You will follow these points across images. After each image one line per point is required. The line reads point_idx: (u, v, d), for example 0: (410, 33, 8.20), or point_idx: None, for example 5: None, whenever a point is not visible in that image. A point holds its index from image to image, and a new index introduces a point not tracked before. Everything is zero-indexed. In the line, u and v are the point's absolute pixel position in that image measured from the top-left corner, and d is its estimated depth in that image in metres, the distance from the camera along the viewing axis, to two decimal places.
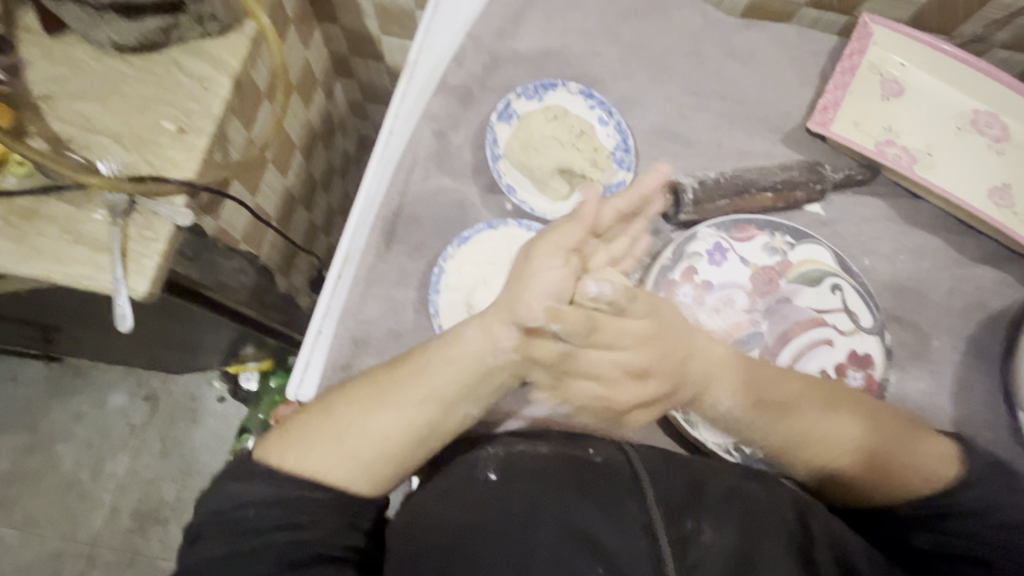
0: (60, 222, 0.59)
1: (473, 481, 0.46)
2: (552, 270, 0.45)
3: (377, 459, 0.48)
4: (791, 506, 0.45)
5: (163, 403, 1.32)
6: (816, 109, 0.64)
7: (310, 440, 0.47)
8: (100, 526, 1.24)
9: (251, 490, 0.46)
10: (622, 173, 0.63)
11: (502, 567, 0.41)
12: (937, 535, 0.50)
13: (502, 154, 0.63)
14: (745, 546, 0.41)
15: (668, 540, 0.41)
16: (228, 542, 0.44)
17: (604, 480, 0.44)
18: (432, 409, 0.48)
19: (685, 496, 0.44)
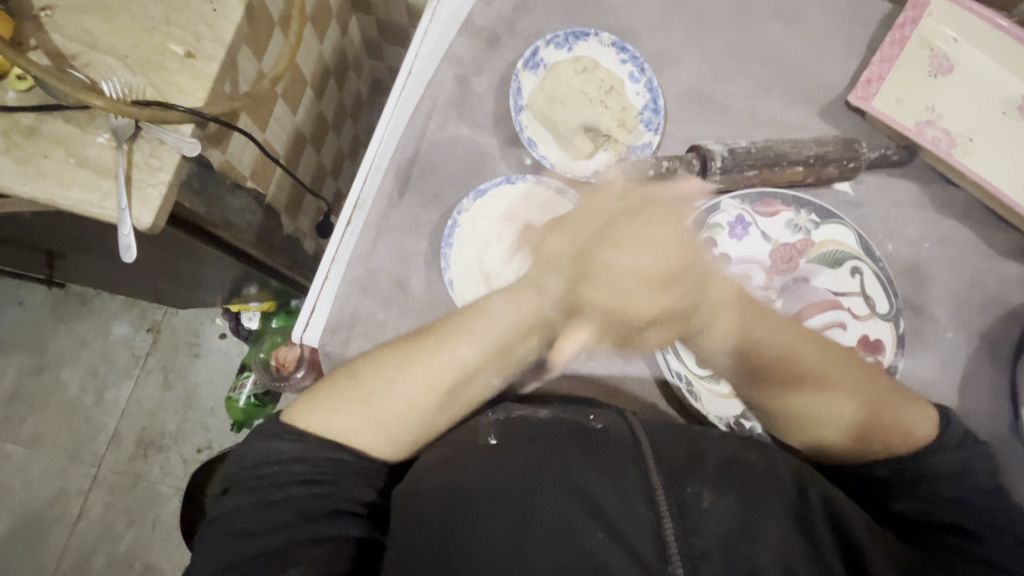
0: (63, 143, 0.57)
1: (475, 442, 0.45)
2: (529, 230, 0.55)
3: (399, 423, 0.48)
4: (792, 479, 0.42)
5: (166, 335, 1.33)
6: (859, 83, 0.61)
7: (337, 403, 0.48)
8: (104, 450, 1.27)
9: (276, 450, 0.46)
10: (648, 135, 0.60)
11: (506, 526, 0.40)
12: (923, 500, 0.45)
13: (524, 106, 0.60)
14: (743, 515, 0.40)
15: (667, 503, 0.40)
16: (251, 497, 0.44)
17: (606, 444, 0.44)
18: (453, 377, 0.49)
19: (684, 460, 0.43)
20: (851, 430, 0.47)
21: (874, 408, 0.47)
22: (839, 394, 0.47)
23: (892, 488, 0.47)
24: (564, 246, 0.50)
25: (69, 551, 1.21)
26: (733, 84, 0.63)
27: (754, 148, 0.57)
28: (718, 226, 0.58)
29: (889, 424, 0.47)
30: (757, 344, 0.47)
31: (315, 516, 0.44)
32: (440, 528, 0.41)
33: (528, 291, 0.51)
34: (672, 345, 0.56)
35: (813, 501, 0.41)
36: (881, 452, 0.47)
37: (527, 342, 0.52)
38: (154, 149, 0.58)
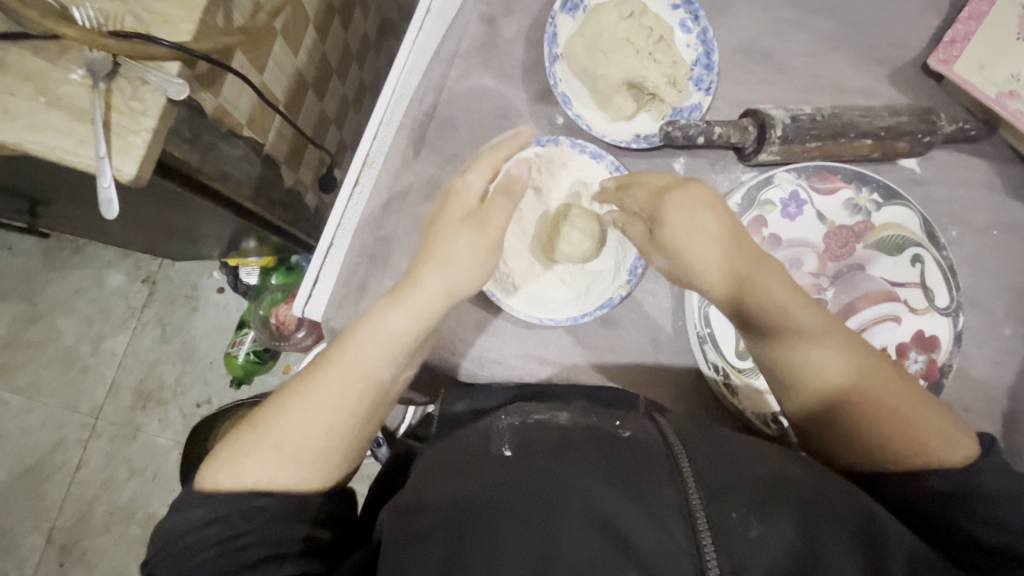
0: (31, 79, 0.50)
1: (489, 453, 0.41)
2: (465, 237, 0.46)
3: (321, 455, 0.43)
4: (843, 502, 0.37)
5: (162, 288, 1.29)
6: (941, 42, 0.54)
7: (242, 455, 0.42)
8: (101, 401, 1.24)
9: (189, 518, 0.40)
10: (698, 96, 0.53)
11: (523, 556, 0.35)
12: (994, 525, 0.37)
13: (560, 56, 0.53)
14: (797, 540, 0.34)
15: (709, 528, 0.35)
16: (174, 567, 0.38)
17: (637, 459, 0.39)
18: (365, 386, 0.44)
19: (724, 476, 0.37)
20: (850, 422, 0.42)
21: (880, 406, 0.42)
22: (832, 349, 0.43)
23: (949, 507, 0.38)
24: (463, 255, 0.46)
25: (69, 499, 1.20)
26: (797, 38, 0.55)
27: (821, 118, 0.50)
28: (770, 203, 0.52)
29: (906, 429, 0.41)
30: (762, 295, 0.44)
31: (240, 571, 0.38)
32: (447, 551, 0.36)
33: (422, 286, 0.45)
34: (711, 334, 0.51)
35: (876, 528, 0.36)
36: (903, 454, 0.41)
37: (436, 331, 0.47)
38: (136, 90, 0.51)
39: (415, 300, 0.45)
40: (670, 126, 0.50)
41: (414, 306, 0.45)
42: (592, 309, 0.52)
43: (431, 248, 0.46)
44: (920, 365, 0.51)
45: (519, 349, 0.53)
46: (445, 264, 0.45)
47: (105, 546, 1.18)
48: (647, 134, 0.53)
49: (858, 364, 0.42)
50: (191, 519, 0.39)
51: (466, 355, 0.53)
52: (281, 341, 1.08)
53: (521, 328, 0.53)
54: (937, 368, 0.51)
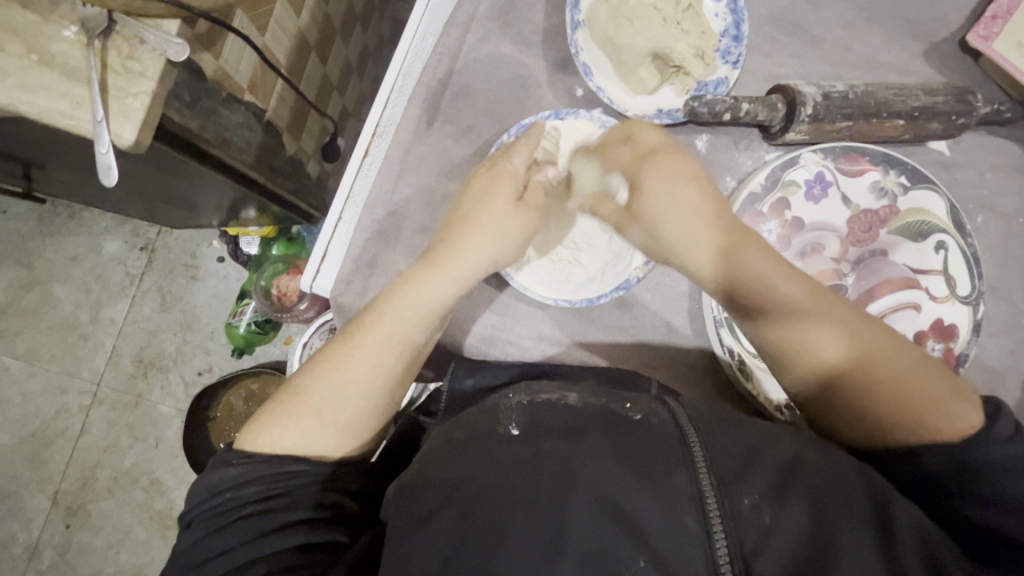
0: (20, 35, 0.47)
1: (494, 431, 0.40)
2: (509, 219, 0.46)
3: (358, 419, 0.44)
4: (864, 489, 0.35)
5: (160, 255, 1.27)
6: (983, 16, 0.51)
7: (279, 419, 0.43)
8: (102, 368, 1.24)
9: (223, 478, 0.42)
10: (724, 70, 0.51)
11: (531, 540, 0.34)
12: (998, 508, 0.35)
13: (582, 22, 0.51)
14: (812, 530, 0.33)
15: (721, 516, 0.34)
16: (210, 525, 0.40)
17: (646, 441, 0.37)
18: (391, 354, 0.44)
19: (740, 464, 0.36)
20: (846, 397, 0.41)
21: (883, 379, 0.40)
22: (830, 328, 0.41)
23: (954, 492, 0.37)
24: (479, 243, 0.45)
25: (72, 464, 1.21)
26: (829, 11, 0.53)
27: (854, 95, 0.48)
28: (793, 184, 0.51)
29: (910, 404, 0.39)
30: (752, 267, 0.43)
31: (269, 531, 0.39)
32: (455, 533, 0.35)
33: (450, 253, 0.44)
34: (728, 318, 0.49)
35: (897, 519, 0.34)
36: (906, 430, 0.39)
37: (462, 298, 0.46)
38: (132, 50, 0.48)
39: (454, 267, 0.44)
40: (696, 101, 0.47)
41: (453, 270, 0.44)
42: (609, 290, 0.51)
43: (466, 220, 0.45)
44: (937, 354, 0.50)
45: (531, 329, 0.52)
46: (484, 241, 0.45)
47: (109, 510, 1.19)
48: (670, 109, 0.51)
49: (856, 339, 0.41)
50: (225, 480, 0.41)
51: (477, 334, 0.52)
52: (282, 312, 1.04)
53: (534, 307, 0.52)
54: (954, 357, 0.50)
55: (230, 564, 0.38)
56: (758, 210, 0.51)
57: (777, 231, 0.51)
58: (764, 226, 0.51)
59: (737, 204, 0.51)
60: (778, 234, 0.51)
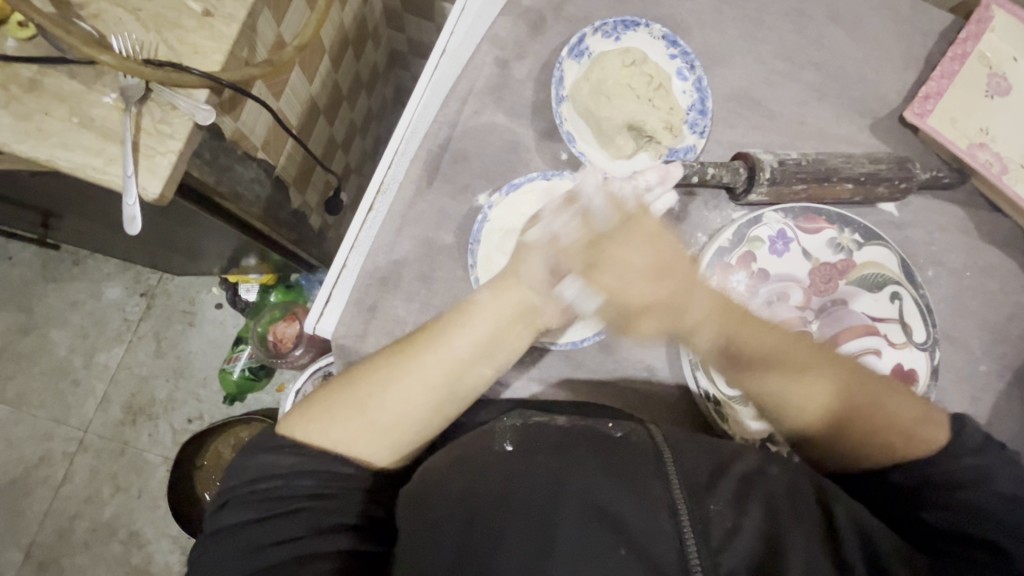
0: (66, 101, 0.53)
1: (489, 449, 0.42)
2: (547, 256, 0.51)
3: (399, 427, 0.46)
4: (815, 493, 0.40)
5: (160, 301, 1.30)
6: (916, 97, 0.59)
7: (331, 409, 0.45)
8: (92, 414, 1.24)
9: (272, 462, 0.44)
10: (693, 139, 0.58)
11: (527, 544, 0.37)
12: (950, 512, 0.42)
13: (566, 96, 0.58)
14: (769, 530, 0.37)
15: (691, 520, 0.37)
16: (256, 509, 0.42)
17: (626, 455, 0.40)
18: (449, 368, 0.47)
19: (708, 476, 0.40)
20: (846, 434, 0.46)
21: (875, 413, 0.45)
22: (828, 386, 0.46)
23: (917, 498, 0.43)
24: (539, 267, 0.51)
25: (51, 514, 1.18)
26: (785, 89, 0.60)
27: (806, 163, 0.55)
28: (758, 240, 0.56)
29: (894, 430, 0.45)
30: (744, 334, 0.48)
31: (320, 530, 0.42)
32: (459, 540, 0.38)
33: (512, 287, 0.50)
34: (704, 361, 0.53)
35: (837, 516, 0.39)
36: (891, 453, 0.45)
37: (517, 333, 0.50)
38: (165, 114, 0.53)
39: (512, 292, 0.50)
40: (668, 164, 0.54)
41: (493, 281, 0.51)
42: (592, 334, 0.54)
43: (513, 265, 0.51)
44: None
45: (519, 371, 0.55)
46: (535, 282, 0.51)
47: (83, 565, 1.15)
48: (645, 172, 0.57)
49: (847, 391, 0.46)
50: (277, 465, 0.43)
51: None
52: (278, 358, 1.07)
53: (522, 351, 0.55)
54: None
55: (288, 554, 0.41)
56: (726, 262, 0.55)
57: (744, 281, 0.56)
58: (733, 277, 0.55)
59: (710, 254, 0.55)
60: (745, 284, 0.55)
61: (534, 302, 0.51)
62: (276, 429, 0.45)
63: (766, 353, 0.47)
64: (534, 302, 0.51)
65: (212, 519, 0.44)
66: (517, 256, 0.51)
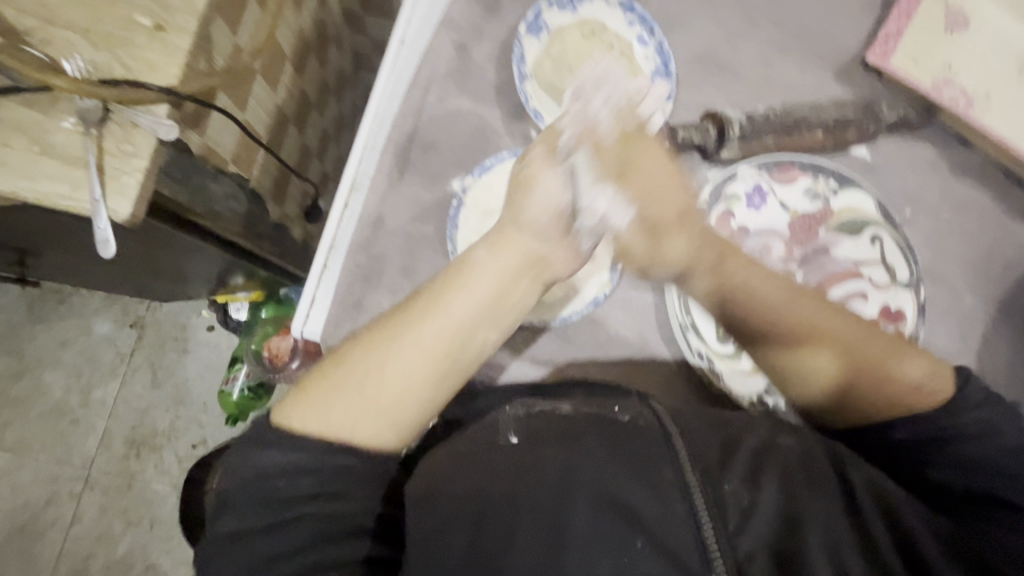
0: (25, 131, 0.52)
1: (495, 443, 0.43)
2: (556, 177, 0.49)
3: (401, 406, 0.44)
4: (828, 464, 0.43)
5: (150, 331, 1.28)
6: (876, 40, 0.59)
7: (329, 397, 0.44)
8: (94, 452, 1.23)
9: (275, 463, 0.42)
10: (660, 104, 0.58)
11: (540, 540, 0.38)
12: (958, 468, 0.45)
13: (530, 74, 0.58)
14: (786, 502, 0.40)
15: (705, 502, 0.39)
16: (261, 515, 0.42)
17: (634, 443, 0.41)
18: (451, 337, 0.45)
19: (720, 456, 0.41)
20: (859, 392, 0.46)
21: (876, 369, 0.46)
22: (829, 347, 0.46)
23: (924, 456, 0.46)
24: (540, 213, 0.49)
25: (66, 555, 1.17)
26: (747, 46, 0.60)
27: (773, 116, 0.57)
28: (735, 197, 0.57)
29: (881, 379, 0.46)
30: (734, 286, 0.48)
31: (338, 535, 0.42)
32: (471, 538, 0.39)
33: (512, 239, 0.48)
34: (692, 323, 0.55)
35: (855, 483, 0.43)
36: (887, 408, 0.46)
37: (522, 287, 0.48)
38: (126, 134, 0.53)
39: (506, 249, 0.48)
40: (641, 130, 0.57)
41: (488, 237, 0.48)
42: (579, 307, 0.56)
43: (517, 207, 0.49)
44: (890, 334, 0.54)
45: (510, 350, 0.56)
46: (538, 230, 0.49)
47: None
48: None
49: (845, 354, 0.46)
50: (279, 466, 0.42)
51: None
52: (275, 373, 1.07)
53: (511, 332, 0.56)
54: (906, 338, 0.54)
55: (307, 560, 0.41)
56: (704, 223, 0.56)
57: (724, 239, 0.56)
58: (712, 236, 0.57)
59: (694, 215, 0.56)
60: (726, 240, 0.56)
61: (540, 252, 0.49)
62: (270, 420, 0.44)
63: (769, 309, 0.47)
64: (545, 250, 0.49)
65: (214, 521, 0.43)
66: (517, 199, 0.49)
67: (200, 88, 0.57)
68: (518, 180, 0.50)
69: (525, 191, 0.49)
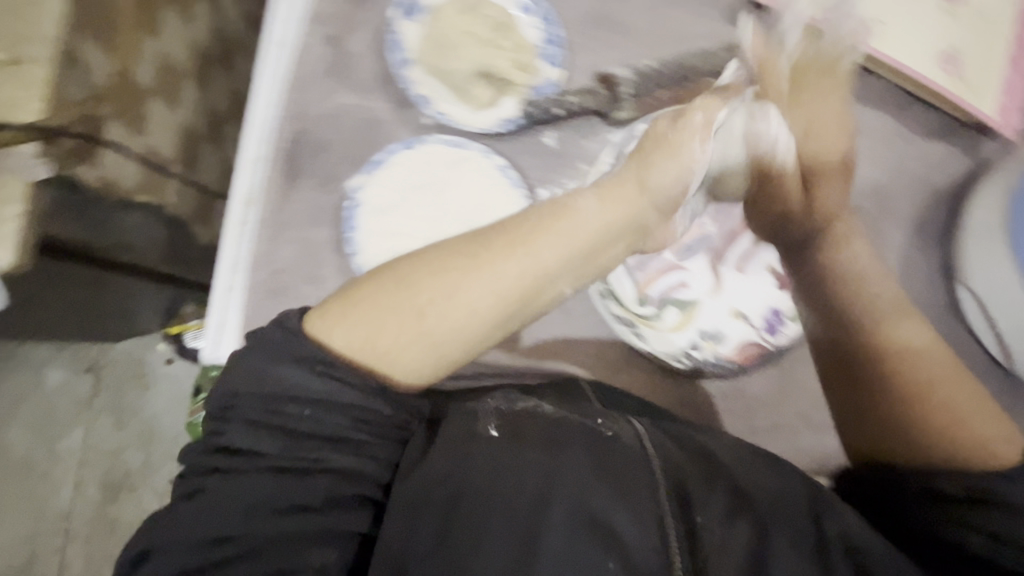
0: None
1: (473, 435, 0.47)
2: (700, 149, 0.59)
3: (456, 342, 0.49)
4: (807, 503, 0.48)
5: (107, 373, 1.24)
6: None
7: (386, 314, 0.47)
8: (69, 503, 1.20)
9: (302, 384, 0.46)
10: (549, 70, 0.69)
11: (510, 538, 0.42)
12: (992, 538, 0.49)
13: (410, 60, 0.68)
14: (757, 542, 0.44)
15: (674, 528, 0.43)
16: (275, 437, 0.45)
17: (616, 457, 0.46)
18: (529, 282, 0.50)
19: (704, 491, 0.46)
20: (893, 374, 0.59)
21: (910, 359, 0.59)
22: (856, 305, 0.63)
23: (966, 510, 0.51)
24: (666, 182, 0.58)
25: None
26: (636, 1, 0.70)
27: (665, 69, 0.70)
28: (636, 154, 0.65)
29: (952, 417, 0.56)
30: (791, 211, 0.67)
31: (337, 496, 0.45)
32: (441, 528, 0.43)
33: (631, 194, 0.56)
34: (609, 290, 0.67)
35: (830, 531, 0.46)
36: (946, 442, 0.55)
37: (607, 252, 0.55)
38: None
39: (564, 229, 0.52)
40: (529, 103, 0.68)
41: (574, 227, 0.52)
42: None
43: (653, 163, 0.58)
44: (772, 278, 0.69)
45: None
46: (659, 198, 0.57)
47: None
48: (509, 117, 0.68)
49: (923, 342, 0.60)
50: (315, 391, 0.46)
51: None
52: None
53: None
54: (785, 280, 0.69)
55: (299, 501, 0.44)
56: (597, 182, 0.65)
57: None
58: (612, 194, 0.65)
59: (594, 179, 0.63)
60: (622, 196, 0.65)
61: (643, 223, 0.57)
62: (304, 328, 0.47)
63: (806, 243, 0.67)
64: (643, 226, 0.57)
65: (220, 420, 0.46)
66: (649, 164, 0.58)
67: (72, 119, 0.60)
68: (672, 139, 0.59)
69: (669, 154, 0.58)
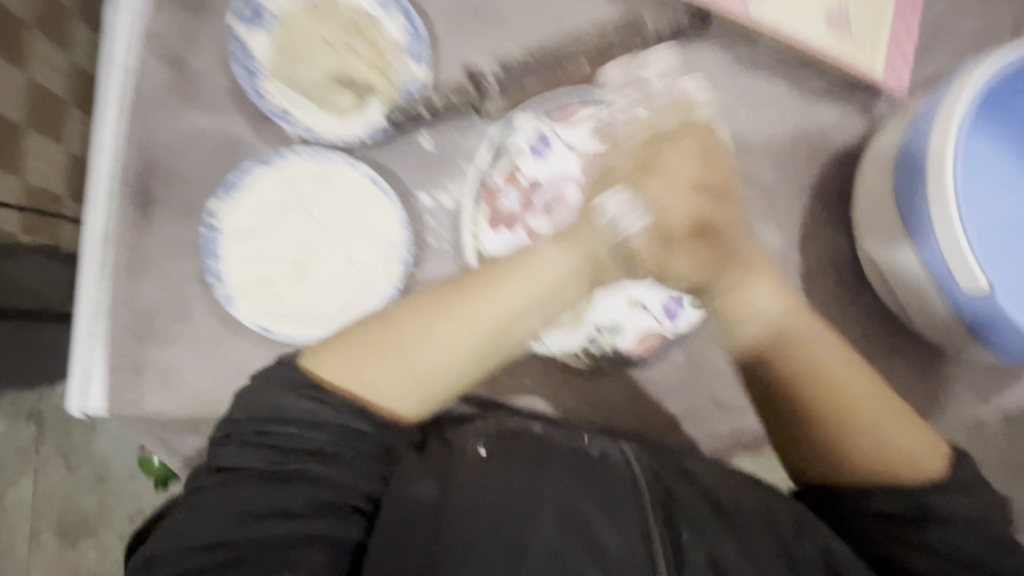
0: None
1: (465, 454, 0.51)
2: (601, 175, 0.59)
3: (429, 378, 0.51)
4: (789, 521, 0.50)
5: (49, 420, 1.17)
6: None
7: (364, 355, 0.50)
8: (26, 554, 1.17)
9: (284, 410, 0.47)
10: (418, 69, 0.66)
11: (497, 549, 0.45)
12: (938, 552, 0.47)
13: (262, 73, 0.65)
14: (746, 552, 0.47)
15: (660, 545, 0.47)
16: (260, 458, 0.46)
17: (604, 477, 0.51)
18: (499, 319, 0.52)
19: (698, 511, 0.50)
20: (803, 413, 0.54)
21: (834, 399, 0.54)
22: (768, 306, 0.57)
23: (917, 529, 0.48)
24: (598, 210, 0.59)
25: None
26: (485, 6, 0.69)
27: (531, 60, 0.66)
28: (519, 150, 0.66)
29: (870, 438, 0.52)
30: (698, 211, 0.58)
31: (295, 513, 0.44)
32: (428, 541, 0.45)
33: (578, 231, 0.57)
34: None
35: (811, 547, 0.48)
36: (892, 477, 0.51)
37: (574, 287, 0.56)
38: None
39: (523, 263, 0.55)
40: (394, 111, 0.65)
41: (519, 252, 0.56)
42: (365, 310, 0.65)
43: (579, 199, 0.59)
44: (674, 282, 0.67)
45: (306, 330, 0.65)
46: (605, 229, 0.59)
47: None
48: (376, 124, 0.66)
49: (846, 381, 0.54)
50: (294, 411, 0.47)
51: None
52: None
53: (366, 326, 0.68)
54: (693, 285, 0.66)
55: (275, 508, 0.44)
56: (493, 184, 0.66)
57: (515, 195, 0.66)
58: (504, 196, 0.66)
59: (473, 186, 0.66)
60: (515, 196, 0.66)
61: (598, 251, 0.58)
62: (299, 360, 0.51)
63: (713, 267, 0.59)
64: (623, 248, 0.58)
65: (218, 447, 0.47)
66: (593, 190, 0.59)
67: None
68: None
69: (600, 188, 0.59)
